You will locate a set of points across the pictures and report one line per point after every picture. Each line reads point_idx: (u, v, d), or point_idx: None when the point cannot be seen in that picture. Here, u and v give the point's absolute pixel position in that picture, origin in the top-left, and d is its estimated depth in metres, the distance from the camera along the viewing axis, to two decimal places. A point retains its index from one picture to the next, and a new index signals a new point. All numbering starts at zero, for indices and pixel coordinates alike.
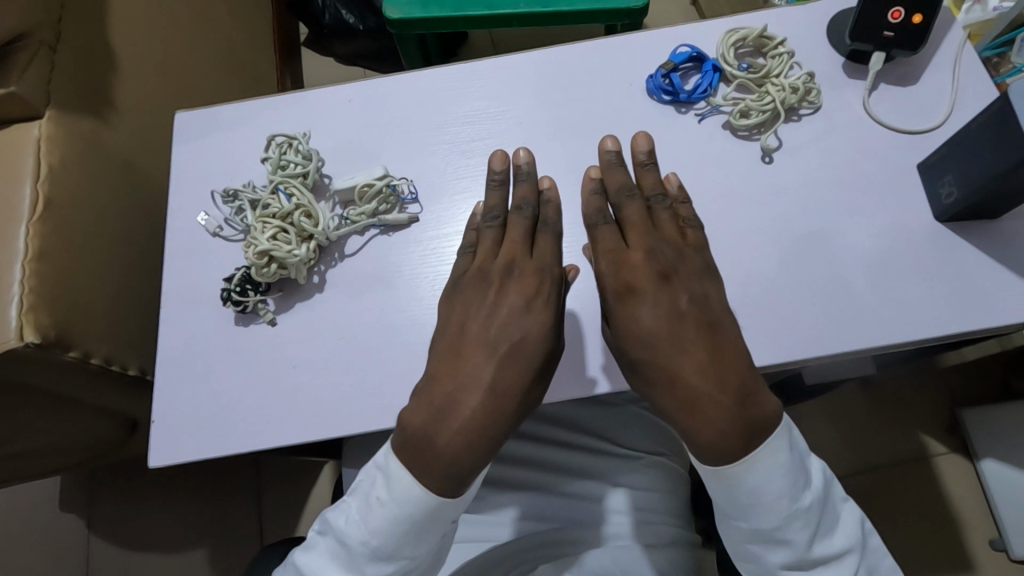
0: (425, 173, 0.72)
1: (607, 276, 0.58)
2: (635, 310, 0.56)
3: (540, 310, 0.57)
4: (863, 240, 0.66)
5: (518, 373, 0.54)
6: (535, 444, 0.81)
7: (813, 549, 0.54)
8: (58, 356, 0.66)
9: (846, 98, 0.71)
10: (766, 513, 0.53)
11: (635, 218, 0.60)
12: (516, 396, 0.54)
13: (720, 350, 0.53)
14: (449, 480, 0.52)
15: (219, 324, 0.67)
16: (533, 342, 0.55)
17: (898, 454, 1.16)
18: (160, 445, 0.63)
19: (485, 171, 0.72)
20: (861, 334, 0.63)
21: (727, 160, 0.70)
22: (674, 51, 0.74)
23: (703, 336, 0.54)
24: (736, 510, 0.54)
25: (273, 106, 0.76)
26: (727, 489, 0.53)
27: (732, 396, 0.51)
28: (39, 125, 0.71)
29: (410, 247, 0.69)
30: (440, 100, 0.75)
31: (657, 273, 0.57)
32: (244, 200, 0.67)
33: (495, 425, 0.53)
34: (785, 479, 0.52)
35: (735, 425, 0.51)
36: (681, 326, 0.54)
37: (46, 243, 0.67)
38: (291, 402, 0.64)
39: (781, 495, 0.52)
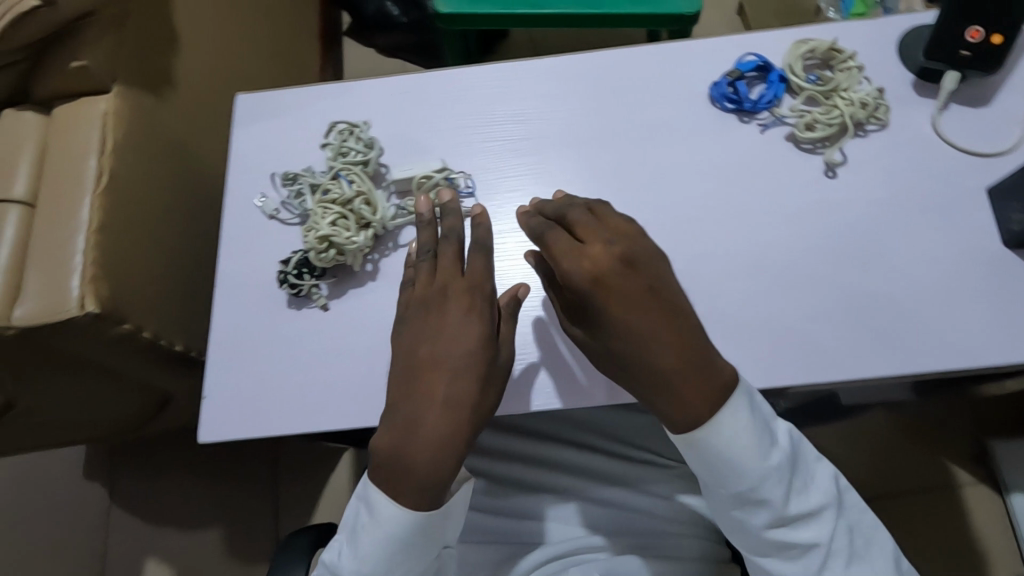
0: (481, 168, 0.72)
1: (574, 276, 0.54)
2: (599, 296, 0.54)
3: (481, 319, 0.58)
4: (924, 262, 0.65)
5: (469, 386, 0.56)
6: (563, 447, 0.80)
7: (790, 505, 0.57)
8: (112, 328, 0.67)
9: (914, 116, 0.70)
10: (741, 476, 0.56)
11: (580, 216, 0.57)
12: (473, 406, 0.56)
13: (689, 334, 0.55)
14: (428, 493, 0.56)
15: (270, 307, 0.67)
16: (475, 354, 0.57)
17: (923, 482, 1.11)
18: (208, 424, 0.63)
19: (541, 170, 0.71)
20: (919, 358, 0.62)
21: (788, 172, 0.69)
22: (739, 60, 0.73)
23: (669, 318, 0.54)
24: (712, 478, 0.58)
25: (333, 92, 0.76)
26: (699, 455, 0.57)
27: (699, 374, 0.55)
28: (106, 99, 0.72)
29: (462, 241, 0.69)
30: (495, 96, 0.75)
31: (622, 263, 0.54)
32: (304, 184, 0.68)
33: (456, 438, 0.55)
34: (751, 438, 0.56)
35: (706, 398, 0.55)
36: (644, 306, 0.54)
37: (109, 216, 0.68)
38: (339, 389, 0.64)
39: (750, 456, 0.56)
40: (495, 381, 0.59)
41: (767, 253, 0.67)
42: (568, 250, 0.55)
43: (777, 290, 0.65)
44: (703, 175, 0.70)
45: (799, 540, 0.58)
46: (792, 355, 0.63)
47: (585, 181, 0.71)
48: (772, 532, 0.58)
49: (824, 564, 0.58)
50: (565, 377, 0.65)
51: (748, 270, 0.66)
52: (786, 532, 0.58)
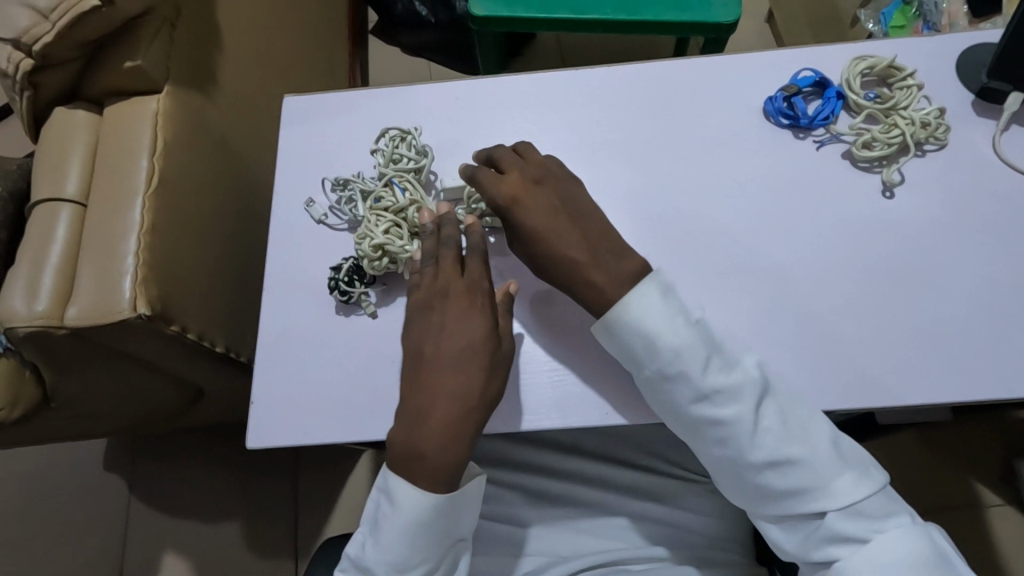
0: None
1: (492, 197, 0.64)
2: (528, 217, 0.62)
3: (476, 318, 0.60)
4: (985, 285, 0.64)
5: (470, 380, 0.58)
6: (604, 462, 0.78)
7: (710, 380, 0.56)
8: (161, 329, 0.67)
9: (974, 137, 0.69)
10: (653, 349, 0.57)
11: (504, 154, 0.66)
12: (476, 396, 0.58)
13: (596, 233, 0.62)
14: (443, 478, 0.56)
15: (319, 312, 0.67)
16: (475, 348, 0.59)
17: (947, 501, 1.12)
18: (258, 428, 0.63)
19: (591, 182, 0.71)
20: (980, 385, 0.60)
21: (843, 191, 0.68)
22: (794, 76, 0.72)
23: (576, 228, 0.62)
24: (631, 359, 0.59)
25: (382, 98, 0.76)
26: (615, 333, 0.59)
27: (609, 259, 0.61)
28: (158, 99, 0.72)
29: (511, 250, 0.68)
30: (544, 106, 0.75)
31: (531, 182, 0.64)
32: (355, 190, 0.67)
33: (461, 427, 0.57)
34: (660, 314, 0.58)
35: (618, 281, 0.60)
36: (561, 220, 0.62)
37: (160, 216, 0.68)
38: (388, 397, 0.63)
39: (656, 328, 0.57)
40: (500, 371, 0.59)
41: (823, 271, 0.65)
42: (491, 189, 0.64)
43: (835, 309, 0.64)
44: (757, 190, 0.69)
45: (723, 416, 0.56)
46: (852, 375, 0.61)
47: (636, 193, 0.70)
48: (698, 410, 0.57)
49: (752, 441, 0.55)
50: (616, 392, 0.63)
51: (805, 286, 0.65)
52: (713, 412, 0.56)
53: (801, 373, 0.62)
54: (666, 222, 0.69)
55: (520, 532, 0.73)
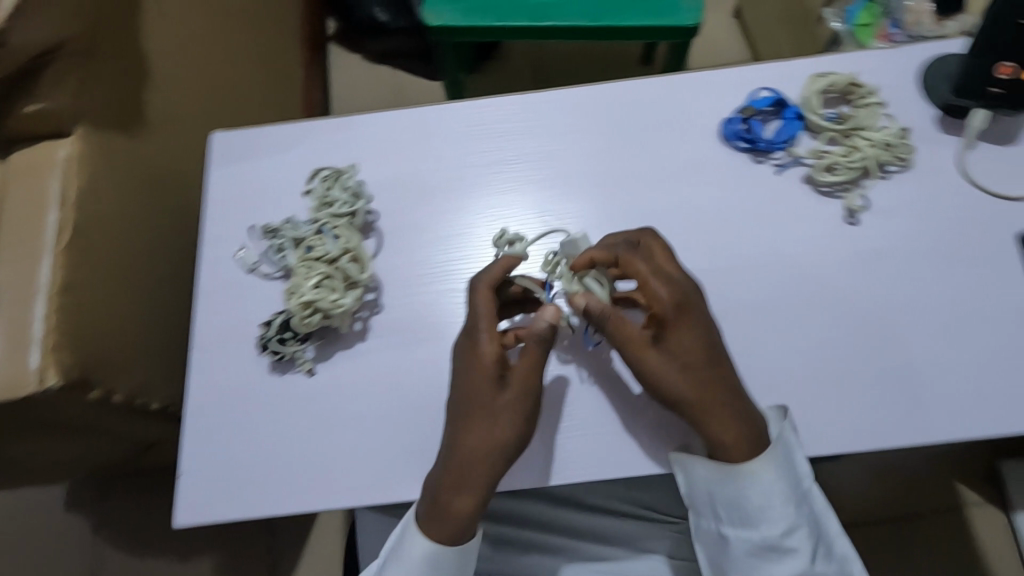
0: (486, 210, 0.67)
1: (661, 292, 0.56)
2: (674, 336, 0.56)
3: (486, 355, 0.56)
4: (956, 315, 0.61)
5: (482, 431, 0.55)
6: (574, 507, 0.72)
7: (816, 567, 0.54)
8: (80, 396, 0.62)
9: (939, 156, 0.66)
10: (773, 518, 0.54)
11: (655, 248, 0.59)
12: (488, 449, 0.55)
13: (725, 375, 0.56)
14: (449, 532, 0.56)
15: (252, 370, 0.62)
16: (487, 397, 0.56)
17: (930, 504, 1.10)
18: (186, 502, 0.58)
19: (554, 213, 0.66)
20: (951, 423, 0.58)
21: (806, 217, 0.65)
22: (752, 96, 0.68)
23: (711, 365, 0.56)
24: (732, 514, 0.56)
25: (316, 131, 0.71)
26: (723, 483, 0.56)
27: (727, 401, 0.55)
28: (68, 142, 0.66)
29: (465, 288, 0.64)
30: (508, 129, 0.70)
31: (677, 297, 0.56)
32: (285, 238, 0.62)
33: (472, 483, 0.55)
34: (792, 486, 0.55)
35: (741, 421, 0.55)
36: (704, 350, 0.56)
37: (72, 274, 0.62)
38: (329, 463, 0.59)
39: (777, 498, 0.54)
40: (519, 415, 0.56)
41: (789, 305, 0.62)
42: (655, 269, 0.57)
43: (800, 347, 0.61)
44: (719, 220, 0.65)
45: None
46: (819, 419, 0.58)
47: (594, 226, 0.66)
48: None
49: None
50: (572, 443, 0.59)
51: (769, 324, 0.62)
52: None
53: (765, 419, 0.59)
54: None
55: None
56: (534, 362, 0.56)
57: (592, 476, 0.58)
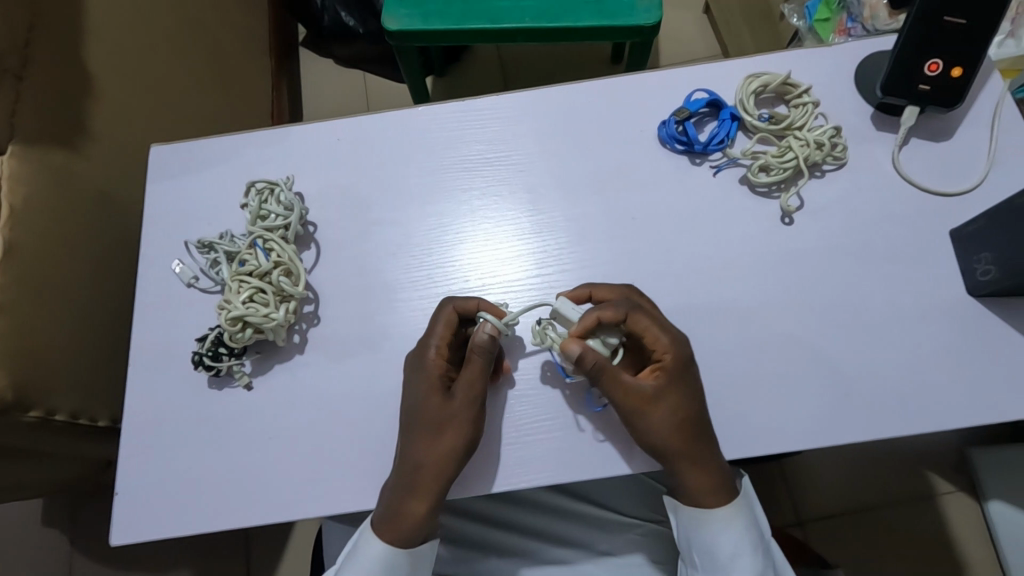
0: (432, 216, 0.67)
1: (666, 350, 0.57)
2: (673, 394, 0.56)
3: (433, 367, 0.58)
4: (889, 313, 0.62)
5: (436, 445, 0.56)
6: (517, 505, 0.71)
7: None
8: (17, 419, 0.63)
9: (874, 154, 0.66)
10: (741, 566, 0.57)
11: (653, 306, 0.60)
12: (441, 452, 0.56)
13: (709, 433, 0.57)
14: (405, 534, 0.56)
15: (191, 386, 0.62)
16: (443, 413, 0.56)
17: (898, 494, 1.10)
18: (126, 522, 0.58)
19: (500, 217, 0.67)
20: (883, 421, 0.58)
21: (743, 218, 0.65)
22: (689, 97, 0.68)
23: (701, 423, 0.57)
24: (705, 561, 0.59)
25: (257, 143, 0.70)
26: (697, 530, 0.59)
27: (709, 455, 0.57)
28: (2, 161, 0.66)
29: (412, 294, 0.65)
30: (452, 133, 0.70)
31: (683, 355, 0.57)
32: (220, 252, 0.62)
33: (426, 486, 0.55)
34: (758, 536, 0.58)
35: (718, 475, 0.57)
36: (696, 406, 0.57)
37: (5, 296, 0.63)
38: (268, 478, 0.59)
39: (745, 548, 0.57)
40: (466, 422, 0.56)
41: (725, 308, 0.63)
42: (662, 327, 0.57)
43: (735, 348, 0.61)
44: (658, 224, 0.66)
45: None
46: (753, 421, 0.59)
47: (532, 233, 0.66)
48: None
49: None
50: (509, 451, 0.59)
51: (705, 326, 0.62)
52: None
53: None
54: (563, 264, 0.65)
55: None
56: (479, 372, 0.57)
57: (529, 484, 0.58)
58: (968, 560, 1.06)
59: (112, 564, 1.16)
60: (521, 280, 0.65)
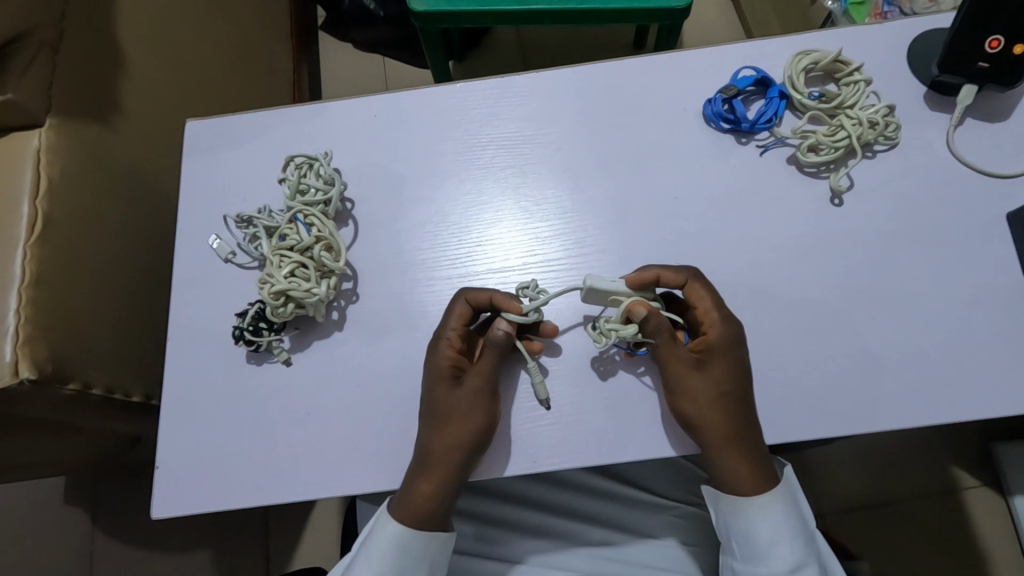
0: (467, 193, 0.66)
1: (711, 325, 0.56)
2: (716, 367, 0.55)
3: (441, 358, 0.57)
4: (941, 297, 0.60)
5: (450, 433, 0.55)
6: (551, 484, 0.71)
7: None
8: (56, 391, 0.63)
9: (926, 135, 0.64)
10: (781, 555, 0.54)
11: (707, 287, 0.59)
12: (449, 440, 0.55)
13: (749, 417, 0.55)
14: (416, 518, 0.56)
15: (228, 361, 0.62)
16: (456, 402, 0.56)
17: (924, 488, 1.09)
18: (165, 495, 0.58)
19: (537, 195, 0.66)
20: (935, 408, 0.57)
21: (790, 199, 0.64)
22: (735, 75, 0.67)
23: (742, 405, 0.55)
24: (745, 550, 0.56)
25: (292, 119, 0.70)
26: (734, 518, 0.56)
27: (744, 440, 0.55)
28: (39, 133, 0.66)
29: (447, 270, 0.64)
30: (490, 108, 0.69)
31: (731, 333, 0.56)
32: (259, 227, 0.61)
33: (436, 471, 0.55)
34: (801, 525, 0.55)
35: (751, 461, 0.55)
36: (736, 386, 0.55)
37: (43, 267, 0.62)
38: (306, 453, 0.59)
39: (785, 535, 0.54)
40: (475, 412, 0.55)
41: (771, 289, 0.61)
42: (715, 301, 0.57)
43: (781, 332, 0.60)
44: (702, 203, 0.64)
45: None
46: (800, 405, 0.58)
47: (568, 211, 0.65)
48: None
49: None
50: (548, 431, 0.58)
51: (750, 308, 0.61)
52: None
53: None
54: (605, 243, 0.63)
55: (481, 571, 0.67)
56: (491, 361, 0.57)
57: (570, 465, 0.57)
58: (993, 555, 1.03)
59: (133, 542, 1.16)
60: (555, 259, 0.63)
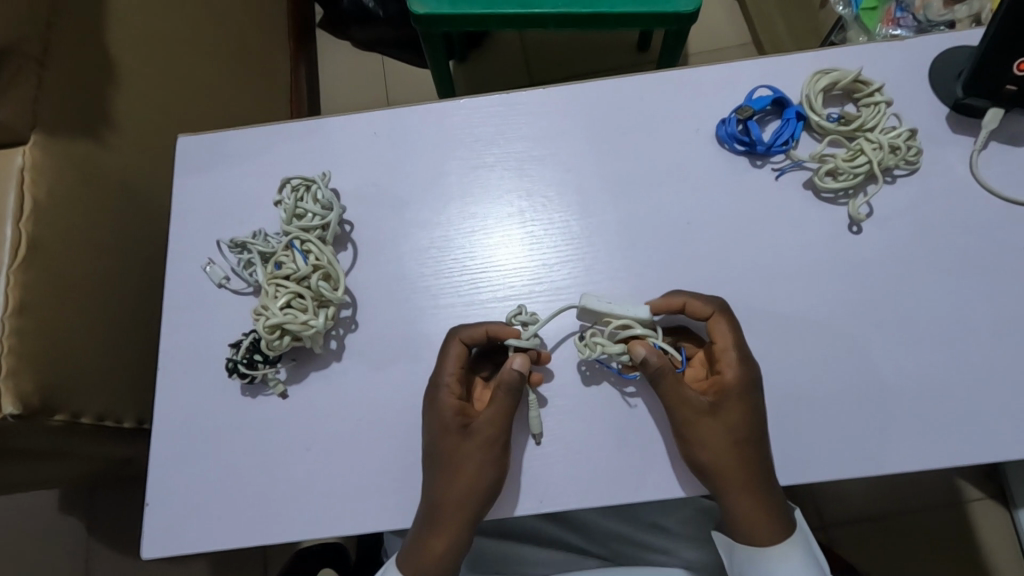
0: (466, 219, 0.63)
1: (728, 364, 0.54)
2: (732, 409, 0.54)
3: (445, 406, 0.54)
4: (964, 329, 0.58)
5: (456, 483, 0.53)
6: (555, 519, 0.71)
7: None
8: (43, 423, 0.60)
9: (948, 158, 0.62)
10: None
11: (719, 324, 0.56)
12: (460, 489, 0.53)
13: (765, 459, 0.54)
14: (427, 571, 0.54)
15: (223, 392, 0.59)
16: (459, 448, 0.54)
17: (926, 504, 1.06)
18: (155, 536, 0.56)
19: (536, 222, 0.63)
20: (959, 447, 0.54)
21: (807, 225, 0.61)
22: (751, 94, 0.64)
23: (757, 447, 0.54)
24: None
25: (289, 136, 0.67)
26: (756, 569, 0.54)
27: (761, 485, 0.53)
28: (23, 151, 0.63)
29: (446, 302, 0.61)
30: (493, 129, 0.66)
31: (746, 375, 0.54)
32: (254, 253, 0.58)
33: (448, 520, 0.53)
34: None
35: (769, 507, 0.53)
36: (751, 430, 0.53)
37: (28, 294, 0.60)
38: (303, 491, 0.56)
39: None
40: (487, 460, 0.53)
41: (787, 320, 0.59)
42: (735, 338, 0.55)
43: (798, 365, 0.58)
44: (714, 229, 0.62)
45: None
46: (819, 443, 0.56)
47: (577, 236, 0.62)
48: None
49: None
50: (555, 469, 0.56)
51: (766, 340, 0.58)
52: None
53: None
54: (614, 270, 0.61)
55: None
56: (500, 407, 0.54)
57: (578, 505, 0.55)
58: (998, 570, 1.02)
59: (127, 557, 1.14)
60: (565, 287, 0.61)
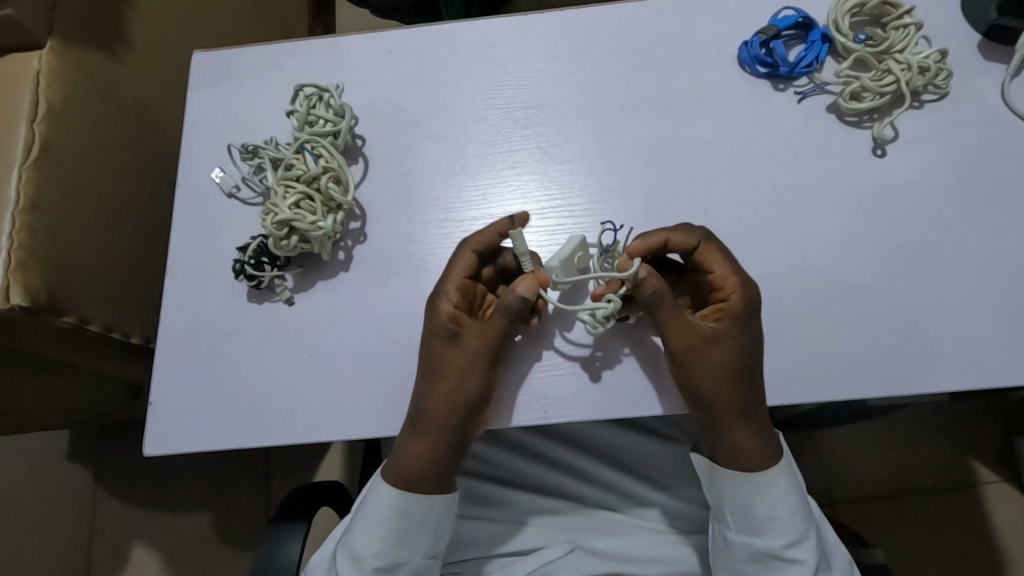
0: (472, 142, 0.62)
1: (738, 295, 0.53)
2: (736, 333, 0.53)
3: (440, 314, 0.53)
4: (988, 256, 0.56)
5: (452, 391, 0.53)
6: (495, 444, 0.69)
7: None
8: (49, 322, 0.61)
9: (977, 84, 0.60)
10: (781, 529, 0.54)
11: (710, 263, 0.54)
12: (445, 399, 0.53)
13: (752, 390, 0.53)
14: (421, 477, 0.55)
15: (228, 298, 0.59)
16: (454, 358, 0.53)
17: (938, 479, 1.02)
18: (157, 433, 0.56)
19: (541, 145, 0.62)
20: (971, 371, 0.53)
21: (829, 149, 0.60)
22: (776, 16, 0.63)
23: (744, 383, 0.52)
24: (740, 521, 0.55)
25: (303, 52, 0.66)
26: (735, 491, 0.55)
27: (752, 421, 0.53)
28: (40, 56, 0.65)
29: (449, 226, 0.60)
30: (507, 53, 0.65)
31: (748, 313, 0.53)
32: (265, 158, 0.58)
33: (434, 433, 0.53)
34: (797, 497, 0.55)
35: (757, 445, 0.54)
36: (736, 378, 0.52)
37: (40, 192, 0.62)
38: (303, 396, 0.56)
39: (786, 506, 0.54)
40: (476, 369, 0.53)
41: (804, 242, 0.57)
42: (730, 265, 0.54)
43: (813, 288, 0.56)
44: (733, 151, 0.60)
45: None
46: (834, 367, 0.54)
47: (591, 158, 0.61)
48: None
49: None
50: (557, 381, 0.55)
51: (781, 262, 0.57)
52: None
53: (771, 361, 0.55)
54: (629, 191, 0.60)
55: (490, 561, 0.64)
56: (494, 325, 0.53)
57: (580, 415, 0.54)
58: (1008, 553, 0.98)
59: (121, 502, 1.12)
60: (578, 206, 0.60)
